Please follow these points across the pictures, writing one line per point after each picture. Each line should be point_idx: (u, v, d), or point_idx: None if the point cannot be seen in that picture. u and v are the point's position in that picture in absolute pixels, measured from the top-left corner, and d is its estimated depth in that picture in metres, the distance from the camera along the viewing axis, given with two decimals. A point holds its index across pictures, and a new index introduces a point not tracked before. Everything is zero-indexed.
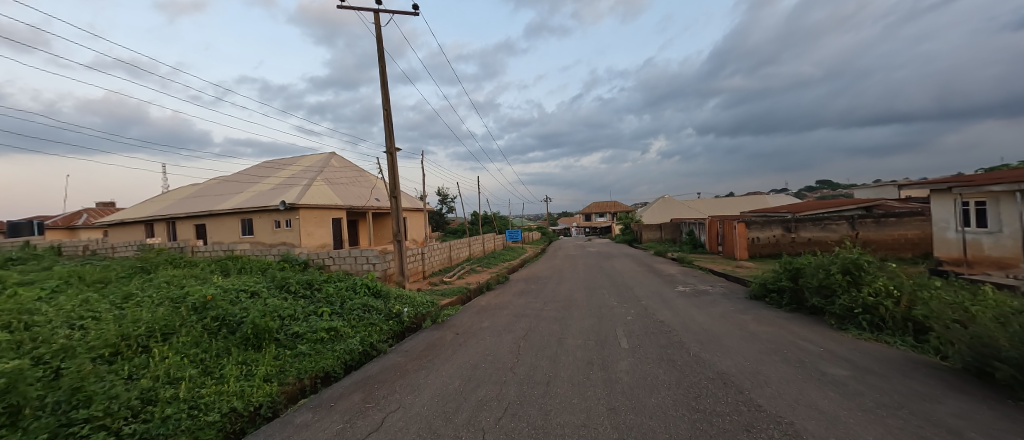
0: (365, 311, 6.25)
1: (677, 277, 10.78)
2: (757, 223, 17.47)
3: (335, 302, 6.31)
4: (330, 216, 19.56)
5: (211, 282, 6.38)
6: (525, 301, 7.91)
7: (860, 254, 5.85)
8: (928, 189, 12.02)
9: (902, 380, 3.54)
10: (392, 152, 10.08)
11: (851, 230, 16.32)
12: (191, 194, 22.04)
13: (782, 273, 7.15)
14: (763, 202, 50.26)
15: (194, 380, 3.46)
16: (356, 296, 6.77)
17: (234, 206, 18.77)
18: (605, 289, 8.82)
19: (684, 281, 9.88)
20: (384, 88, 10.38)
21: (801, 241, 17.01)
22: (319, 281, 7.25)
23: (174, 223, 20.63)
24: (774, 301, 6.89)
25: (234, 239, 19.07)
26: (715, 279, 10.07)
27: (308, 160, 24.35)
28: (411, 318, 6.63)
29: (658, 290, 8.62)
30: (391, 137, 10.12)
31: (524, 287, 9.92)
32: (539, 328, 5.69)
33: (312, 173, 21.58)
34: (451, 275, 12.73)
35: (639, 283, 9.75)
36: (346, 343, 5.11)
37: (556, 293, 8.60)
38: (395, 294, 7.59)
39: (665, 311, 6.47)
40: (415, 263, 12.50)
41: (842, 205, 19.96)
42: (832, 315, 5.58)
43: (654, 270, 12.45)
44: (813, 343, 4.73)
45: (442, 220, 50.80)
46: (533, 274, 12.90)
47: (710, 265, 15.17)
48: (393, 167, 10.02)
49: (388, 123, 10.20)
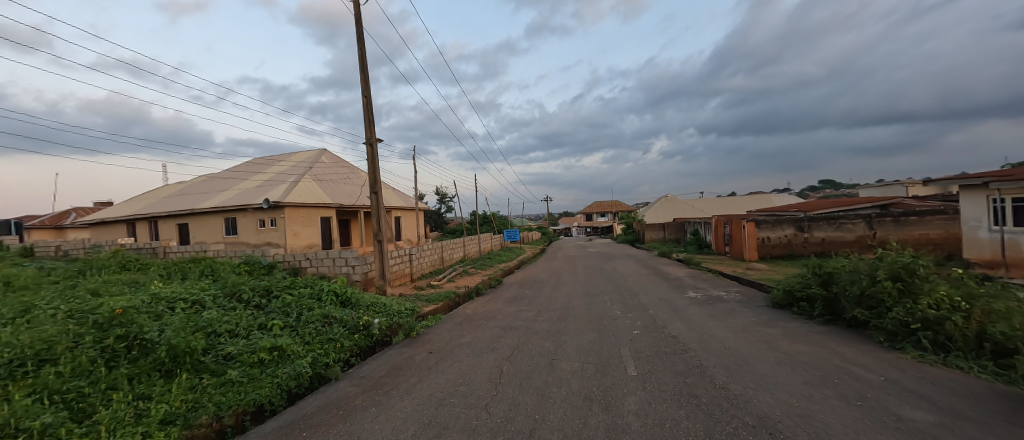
0: (326, 324, 5.29)
1: (685, 281, 9.83)
2: (768, 223, 16.51)
3: (291, 313, 5.38)
4: (318, 215, 18.69)
5: (147, 289, 5.46)
6: (517, 309, 6.97)
7: (911, 257, 4.92)
8: (958, 185, 11.06)
9: (1013, 431, 2.62)
10: (373, 144, 9.18)
11: (869, 230, 15.39)
12: (175, 192, 21.17)
13: (811, 279, 6.22)
14: (767, 202, 49.30)
15: (50, 429, 2.54)
16: (319, 304, 5.84)
17: (217, 205, 17.90)
18: (606, 295, 7.89)
19: (693, 286, 8.95)
20: (363, 73, 9.45)
21: (814, 242, 16.07)
22: (280, 287, 6.32)
23: (156, 223, 19.76)
24: (803, 311, 5.95)
25: (218, 240, 18.21)
26: (728, 283, 9.13)
27: (298, 156, 23.48)
28: (382, 330, 5.69)
29: (666, 296, 7.69)
30: (371, 127, 9.21)
31: (518, 292, 8.99)
32: (528, 345, 4.77)
33: (300, 170, 20.74)
34: (440, 278, 11.81)
35: (644, 288, 8.82)
36: (293, 366, 4.17)
37: (552, 300, 7.67)
38: (368, 301, 6.65)
39: (678, 324, 5.53)
40: (401, 265, 11.60)
41: (855, 203, 18.99)
42: (881, 331, 4.65)
43: (660, 273, 11.50)
44: (867, 369, 3.80)
45: (440, 219, 49.84)
46: (529, 276, 12.01)
47: (718, 267, 14.24)
48: (373, 161, 9.10)
49: (368, 111, 9.27)
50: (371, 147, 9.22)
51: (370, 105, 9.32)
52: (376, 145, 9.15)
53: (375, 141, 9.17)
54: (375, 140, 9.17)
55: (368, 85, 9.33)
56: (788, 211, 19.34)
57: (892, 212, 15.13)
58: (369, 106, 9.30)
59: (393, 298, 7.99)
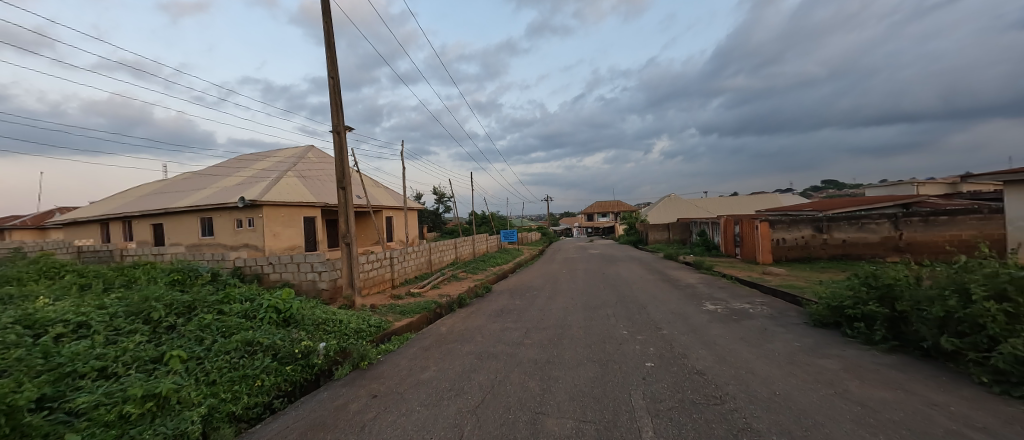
0: (249, 352, 4.09)
1: (699, 289, 8.59)
2: (784, 223, 15.32)
3: (206, 337, 4.19)
4: (301, 215, 17.54)
5: (17, 310, 4.22)
6: (502, 327, 5.76)
7: (1018, 269, 3.70)
8: (1005, 180, 9.82)
9: None
10: (340, 132, 7.94)
11: (894, 230, 14.11)
12: (151, 191, 19.99)
13: (866, 293, 4.99)
14: (774, 201, 47.99)
15: None
16: (248, 326, 4.63)
17: (192, 203, 16.76)
18: (609, 308, 6.70)
19: (710, 296, 7.72)
20: (330, 51, 8.22)
21: (834, 244, 14.87)
22: (205, 303, 5.11)
23: (130, 223, 18.61)
24: (860, 335, 4.72)
25: (194, 241, 17.06)
26: (749, 293, 7.92)
27: (283, 153, 22.30)
28: (326, 358, 4.49)
29: (680, 310, 6.48)
30: (338, 113, 7.97)
31: (507, 303, 7.78)
32: (507, 386, 3.55)
33: (284, 167, 19.57)
34: (423, 285, 10.60)
35: (653, 298, 7.62)
36: (174, 421, 2.97)
37: (545, 315, 6.44)
38: (320, 317, 5.45)
39: (703, 352, 4.33)
40: (380, 270, 10.40)
41: (875, 202, 17.76)
42: (983, 368, 3.43)
43: (669, 280, 10.25)
44: (993, 435, 2.59)
45: (438, 220, 48.69)
46: (523, 282, 10.84)
47: (732, 271, 13.02)
48: (340, 151, 7.89)
49: (334, 93, 8.01)
50: (339, 135, 7.98)
51: (338, 87, 8.06)
52: (345, 132, 7.93)
53: (343, 128, 7.92)
54: (343, 127, 7.92)
55: (335, 65, 8.11)
56: (802, 210, 18.12)
57: (920, 211, 13.85)
58: (335, 88, 8.03)
59: (358, 312, 6.80)
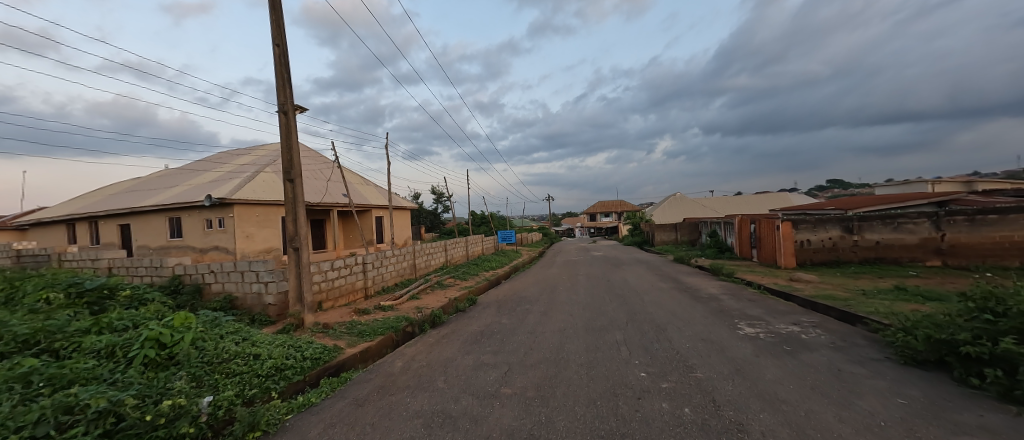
0: (67, 423, 2.61)
1: (727, 304, 7.08)
2: (809, 223, 13.82)
3: (7, 399, 2.71)
4: (278, 215, 16.13)
5: None
6: (476, 363, 4.29)
7: None
8: None
9: None
10: (287, 113, 6.41)
11: (935, 231, 12.56)
12: (122, 190, 18.65)
13: (989, 324, 3.47)
14: (784, 200, 46.25)
15: None
16: (95, 375, 3.16)
17: (159, 202, 15.37)
18: (619, 333, 5.25)
19: (742, 314, 6.23)
20: (277, 15, 6.70)
21: (866, 246, 13.38)
22: (55, 337, 3.64)
23: (97, 223, 17.28)
24: (991, 387, 3.17)
25: (162, 243, 15.72)
26: (792, 310, 6.44)
27: (264, 148, 20.87)
28: (206, 422, 3.08)
29: (710, 336, 5.00)
30: (285, 88, 6.45)
31: (492, 321, 6.33)
32: None
33: (262, 163, 18.16)
34: (399, 296, 9.18)
35: (674, 316, 6.13)
36: None
37: (535, 342, 4.99)
38: (225, 350, 4.02)
39: (767, 420, 2.83)
40: (350, 278, 8.98)
41: (907, 199, 16.13)
42: None
43: (686, 289, 8.75)
44: None
45: (436, 220, 47.37)
46: (516, 292, 9.41)
47: (754, 276, 11.53)
48: (287, 134, 6.39)
49: (278, 63, 6.46)
50: (286, 116, 6.45)
51: (284, 56, 6.50)
52: (293, 113, 6.42)
53: (290, 108, 6.38)
54: (291, 106, 6.40)
55: (281, 29, 6.55)
56: (825, 209, 16.60)
57: (966, 210, 12.26)
58: (280, 57, 6.46)
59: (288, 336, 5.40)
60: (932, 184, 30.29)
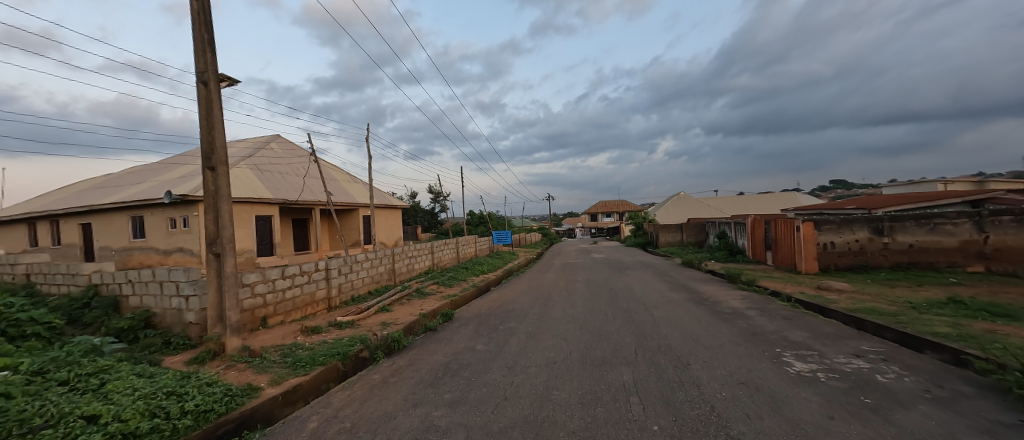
0: None
1: (758, 324, 5.71)
2: (834, 224, 12.44)
3: None
4: (251, 213, 14.84)
5: None
6: (421, 426, 2.94)
7: None
8: None
9: None
10: (206, 83, 5.09)
11: (978, 233, 11.21)
12: (89, 187, 17.43)
13: None
14: (790, 201, 44.79)
15: None
16: None
17: (119, 200, 14.09)
18: (629, 372, 3.87)
19: (782, 340, 4.85)
20: None
21: (897, 249, 11.99)
22: None
23: (58, 222, 16.02)
24: None
25: (124, 245, 14.47)
26: (845, 334, 5.09)
27: (243, 143, 19.58)
28: None
29: (750, 379, 3.64)
30: (205, 53, 5.12)
31: (465, 347, 5.01)
32: None
33: (237, 158, 16.91)
34: (366, 307, 7.86)
35: (697, 343, 4.76)
36: None
37: (512, 385, 3.65)
38: (38, 412, 2.68)
39: None
40: (309, 287, 7.65)
41: (936, 197, 14.72)
42: None
43: (703, 302, 7.36)
44: None
45: (434, 220, 46.10)
46: (503, 303, 8.08)
47: (776, 284, 10.18)
48: (208, 110, 5.08)
49: (197, 21, 5.14)
50: (206, 87, 5.12)
51: (205, 12, 5.17)
52: (213, 83, 5.09)
53: (210, 76, 5.06)
54: (212, 74, 5.06)
55: None
56: (846, 209, 15.21)
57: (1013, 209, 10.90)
58: (199, 14, 5.13)
59: (179, 373, 4.03)
60: (945, 184, 28.87)
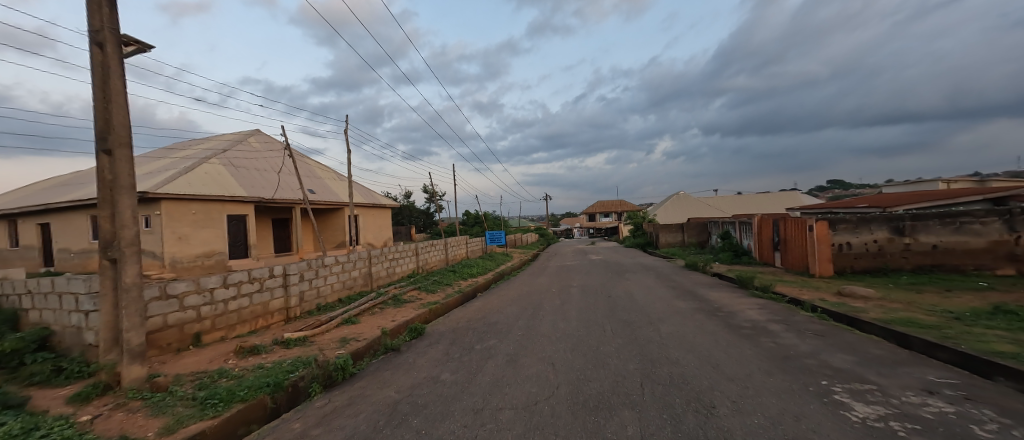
0: None
1: (788, 343, 4.70)
2: (850, 223, 11.50)
3: None
4: (222, 212, 13.77)
5: None
6: None
7: None
8: None
9: None
10: (101, 45, 4.04)
11: (1008, 233, 10.26)
12: (52, 184, 16.30)
13: None
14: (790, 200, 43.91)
15: None
16: None
17: (76, 198, 13.00)
18: (635, 420, 2.86)
19: (825, 368, 3.85)
20: None
21: (920, 250, 11.06)
22: None
23: (16, 222, 14.91)
24: None
25: (83, 246, 13.38)
26: (899, 359, 4.08)
27: (219, 138, 18.46)
28: None
29: (804, 434, 2.62)
30: (98, 7, 4.04)
31: (427, 376, 4.00)
32: None
33: (209, 153, 15.83)
34: (327, 319, 6.83)
35: (720, 373, 3.74)
36: None
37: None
38: None
39: None
40: (262, 296, 6.62)
41: (956, 194, 13.74)
42: None
43: (716, 313, 6.37)
44: None
45: (428, 220, 44.95)
46: (485, 314, 7.07)
47: (792, 289, 9.21)
48: (104, 78, 4.04)
49: None
50: (102, 51, 4.07)
51: None
52: (111, 46, 4.04)
53: (106, 37, 4.01)
54: (108, 34, 4.02)
55: None
56: (859, 208, 14.27)
57: None
58: None
59: (26, 421, 2.97)
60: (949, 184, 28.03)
